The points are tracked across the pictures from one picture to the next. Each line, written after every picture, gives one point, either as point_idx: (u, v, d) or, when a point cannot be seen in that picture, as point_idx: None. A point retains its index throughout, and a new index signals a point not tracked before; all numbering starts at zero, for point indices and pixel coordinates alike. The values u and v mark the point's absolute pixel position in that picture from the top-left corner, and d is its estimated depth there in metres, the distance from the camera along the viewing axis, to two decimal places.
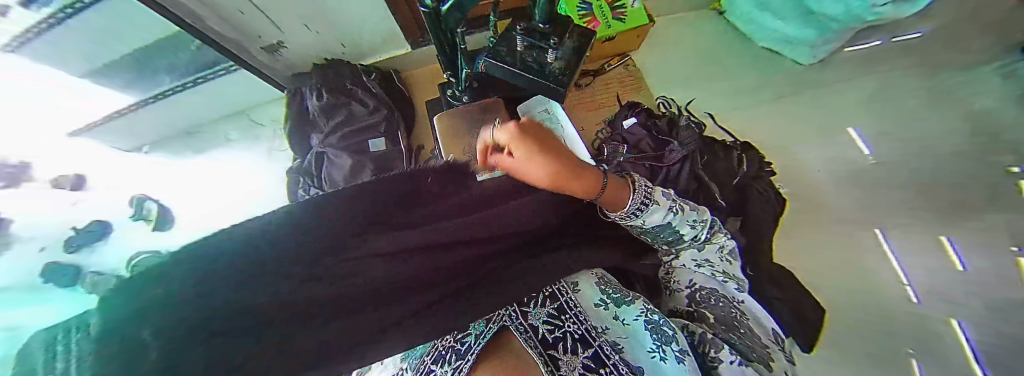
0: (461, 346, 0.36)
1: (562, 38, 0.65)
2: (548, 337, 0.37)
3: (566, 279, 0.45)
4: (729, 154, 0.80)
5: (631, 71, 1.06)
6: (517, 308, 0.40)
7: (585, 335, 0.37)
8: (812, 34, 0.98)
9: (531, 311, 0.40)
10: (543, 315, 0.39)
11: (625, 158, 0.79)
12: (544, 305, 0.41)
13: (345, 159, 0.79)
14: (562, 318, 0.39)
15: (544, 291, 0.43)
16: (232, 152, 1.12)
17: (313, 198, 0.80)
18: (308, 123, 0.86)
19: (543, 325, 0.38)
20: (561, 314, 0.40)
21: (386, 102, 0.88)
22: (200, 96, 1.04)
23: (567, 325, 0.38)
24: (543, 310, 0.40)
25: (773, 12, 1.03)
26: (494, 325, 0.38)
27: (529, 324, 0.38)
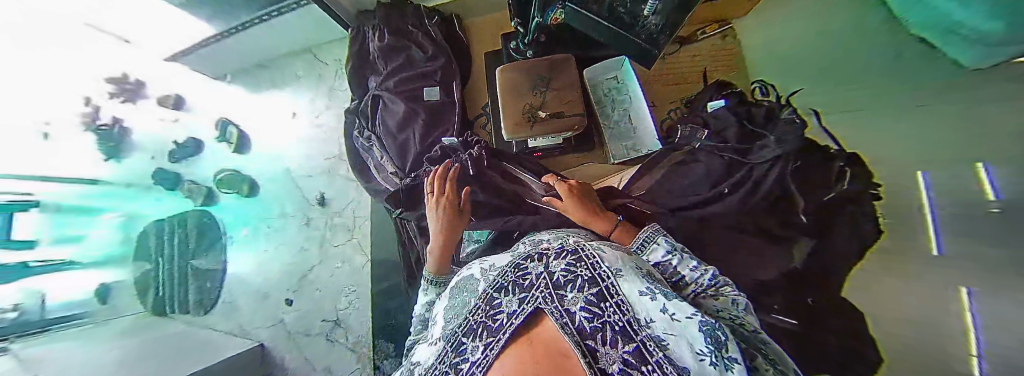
0: (493, 324, 0.27)
1: None
2: (586, 327, 0.23)
3: (606, 257, 0.29)
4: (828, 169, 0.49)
5: (729, 43, 0.83)
6: (549, 290, 0.27)
7: (630, 328, 0.22)
8: None
9: (566, 294, 0.26)
10: (581, 301, 0.25)
11: (698, 146, 0.67)
12: (581, 288, 0.26)
13: (400, 105, 0.78)
14: (602, 305, 0.24)
15: (582, 270, 0.27)
16: (299, 88, 1.22)
17: (366, 142, 0.83)
18: (368, 63, 0.86)
19: (578, 313, 0.24)
20: (601, 301, 0.25)
21: (445, 50, 0.84)
22: (270, 32, 1.10)
23: (608, 315, 0.24)
24: (582, 295, 0.25)
25: None
26: (527, 307, 0.26)
27: (561, 309, 0.25)
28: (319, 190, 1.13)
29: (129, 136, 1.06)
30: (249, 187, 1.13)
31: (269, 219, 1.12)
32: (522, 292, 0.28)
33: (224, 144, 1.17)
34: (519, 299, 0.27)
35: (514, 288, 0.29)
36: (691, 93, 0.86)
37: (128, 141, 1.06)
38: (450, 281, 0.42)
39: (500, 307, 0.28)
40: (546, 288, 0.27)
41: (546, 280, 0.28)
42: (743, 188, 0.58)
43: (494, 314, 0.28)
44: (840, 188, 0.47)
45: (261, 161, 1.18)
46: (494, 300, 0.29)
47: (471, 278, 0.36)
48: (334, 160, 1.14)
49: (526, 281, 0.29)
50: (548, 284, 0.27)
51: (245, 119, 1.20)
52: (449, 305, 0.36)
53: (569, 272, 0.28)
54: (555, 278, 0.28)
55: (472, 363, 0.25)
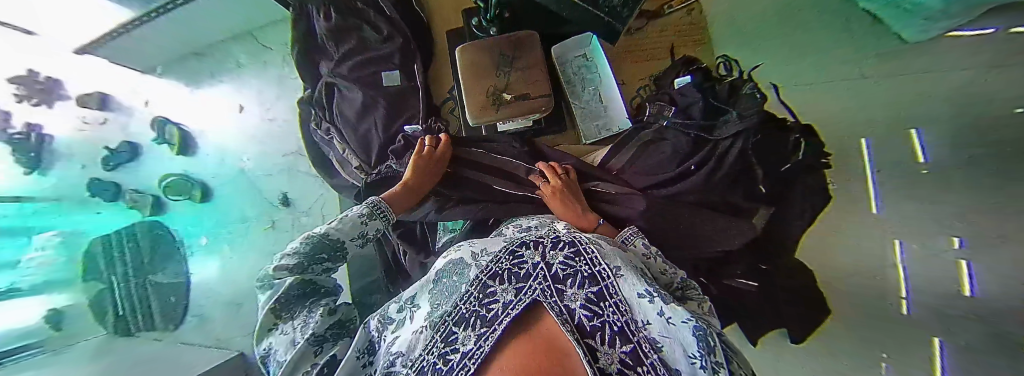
0: (487, 314, 0.25)
1: None
2: (584, 325, 0.23)
3: (608, 256, 0.29)
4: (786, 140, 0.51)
5: (695, 18, 0.81)
6: (548, 283, 0.26)
7: (627, 329, 0.23)
8: None
9: (566, 290, 0.26)
10: (580, 298, 0.25)
11: (670, 123, 0.67)
12: (581, 286, 0.26)
13: (357, 92, 0.72)
14: (601, 304, 0.24)
15: (582, 267, 0.27)
16: (242, 78, 1.10)
17: (325, 135, 0.77)
18: (316, 46, 0.78)
19: (577, 310, 0.24)
20: (601, 300, 0.25)
21: (402, 29, 0.78)
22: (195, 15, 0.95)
23: (607, 314, 0.24)
24: (581, 292, 0.25)
25: None
26: (525, 298, 0.25)
27: (560, 305, 0.24)
28: (280, 190, 1.05)
29: (51, 143, 0.91)
30: (202, 191, 1.04)
31: (229, 225, 1.04)
32: (519, 283, 0.27)
33: (165, 147, 1.06)
34: (516, 289, 0.27)
35: (509, 278, 0.28)
36: (658, 70, 0.85)
37: (51, 150, 0.90)
38: (436, 263, 0.38)
39: (495, 296, 0.27)
40: (544, 281, 0.26)
41: (545, 273, 0.27)
42: (710, 163, 0.60)
43: (487, 303, 0.26)
44: (797, 160, 0.49)
45: (209, 161, 1.07)
46: (487, 288, 0.28)
47: (461, 262, 0.33)
48: (294, 157, 1.05)
49: (523, 271, 0.28)
50: (547, 277, 0.27)
51: (184, 116, 1.08)
52: (433, 290, 0.34)
53: (568, 267, 0.27)
54: (553, 272, 0.27)
55: (463, 354, 0.23)
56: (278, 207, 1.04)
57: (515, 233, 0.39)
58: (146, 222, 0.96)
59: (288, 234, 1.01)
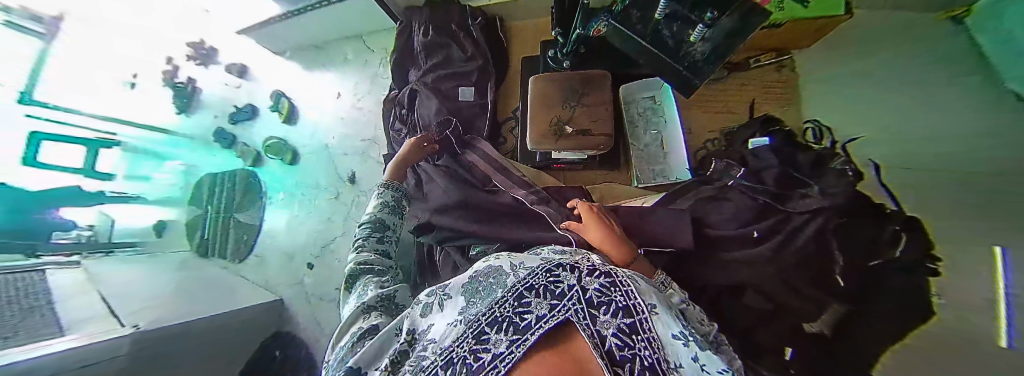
0: (518, 321, 0.23)
1: (724, 9, 0.44)
2: (614, 353, 0.19)
3: (643, 293, 0.26)
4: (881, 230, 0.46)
5: (785, 75, 0.78)
6: (582, 305, 0.23)
7: (661, 371, 0.19)
8: None
9: (598, 315, 0.22)
10: (616, 327, 0.21)
11: (733, 183, 0.62)
12: (612, 314, 0.22)
13: (433, 101, 0.80)
14: (633, 337, 0.21)
15: (617, 297, 0.24)
16: (345, 70, 1.30)
17: (397, 134, 0.88)
18: (410, 58, 0.91)
19: (609, 338, 0.20)
20: (633, 333, 0.21)
21: (483, 52, 0.86)
22: (324, 18, 1.17)
23: (641, 349, 0.20)
24: (616, 320, 0.22)
25: None
26: (556, 311, 0.22)
27: (593, 329, 0.21)
28: (350, 170, 1.18)
29: (198, 95, 1.30)
30: (291, 155, 1.23)
31: (304, 190, 1.20)
32: (554, 299, 0.24)
33: (276, 114, 1.29)
34: (550, 304, 0.24)
35: (544, 292, 0.26)
36: (731, 124, 0.81)
37: (196, 98, 1.30)
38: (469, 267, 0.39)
39: (528, 305, 0.25)
40: (578, 302, 0.23)
41: (580, 294, 0.24)
42: (779, 237, 0.53)
43: (519, 311, 0.25)
44: None
45: (304, 134, 1.27)
46: (522, 297, 0.26)
47: (498, 269, 0.34)
48: (368, 144, 1.19)
49: (559, 288, 0.26)
50: (581, 299, 0.24)
51: (297, 94, 1.31)
52: (467, 287, 0.34)
53: (602, 294, 0.24)
54: (589, 295, 0.24)
55: (494, 355, 0.21)
56: (344, 184, 1.17)
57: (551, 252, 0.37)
58: (246, 171, 1.24)
59: (347, 208, 1.13)
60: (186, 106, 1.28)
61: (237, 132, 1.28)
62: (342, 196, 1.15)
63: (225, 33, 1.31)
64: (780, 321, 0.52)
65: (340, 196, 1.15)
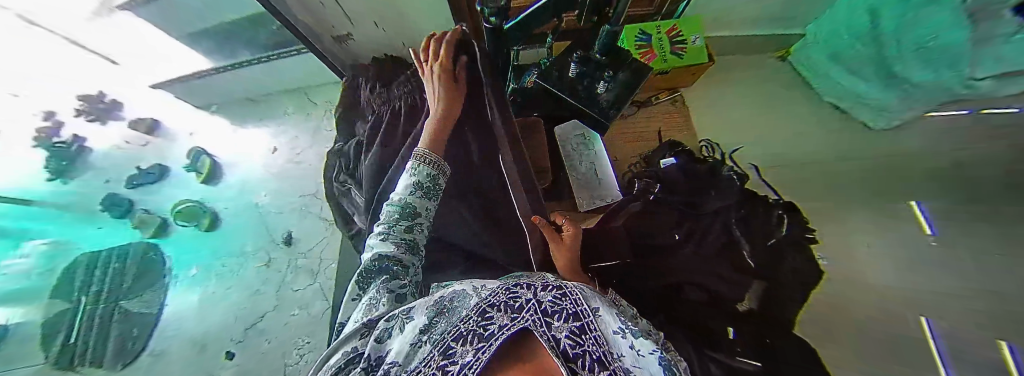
0: (484, 333, 0.25)
1: (617, 70, 0.57)
2: (568, 352, 0.22)
3: (589, 300, 0.31)
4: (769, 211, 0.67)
5: (678, 108, 1.01)
6: (539, 315, 0.26)
7: (605, 359, 0.23)
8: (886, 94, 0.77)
9: (554, 322, 0.26)
10: (567, 329, 0.25)
11: (656, 198, 0.72)
12: (566, 320, 0.26)
13: (381, 151, 0.80)
14: (583, 337, 0.25)
15: (567, 305, 0.29)
16: (283, 124, 1.24)
17: (343, 185, 0.87)
18: (357, 110, 0.94)
19: (563, 339, 0.23)
20: (583, 333, 0.25)
21: (429, 104, 0.92)
22: (260, 72, 1.14)
23: (589, 346, 0.24)
24: (567, 324, 0.26)
25: (846, 65, 0.85)
26: (517, 324, 0.25)
27: (550, 334, 0.24)
28: (286, 229, 1.06)
29: (87, 154, 1.06)
30: (211, 219, 1.06)
31: (227, 259, 1.03)
32: (513, 313, 0.27)
33: (194, 174, 1.13)
34: (512, 316, 0.26)
35: (506, 308, 0.28)
36: (647, 150, 0.96)
37: (81, 160, 1.04)
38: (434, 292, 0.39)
39: (492, 319, 0.27)
40: (536, 313, 0.26)
41: (536, 306, 0.28)
42: (696, 235, 0.65)
43: (484, 324, 0.26)
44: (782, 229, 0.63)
45: (229, 194, 1.12)
46: (486, 313, 0.28)
47: (463, 293, 0.35)
48: (308, 198, 1.11)
49: (517, 303, 0.28)
50: (538, 310, 0.27)
51: (222, 151, 1.19)
52: (431, 305, 0.35)
53: (556, 304, 0.28)
54: (544, 306, 0.28)
55: (462, 365, 0.22)
56: (278, 246, 1.03)
57: (510, 276, 0.41)
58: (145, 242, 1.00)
59: (280, 275, 0.99)
60: (64, 170, 1.00)
61: (138, 198, 1.05)
62: (276, 259, 1.01)
63: (130, 86, 1.16)
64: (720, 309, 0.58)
65: (273, 259, 1.01)
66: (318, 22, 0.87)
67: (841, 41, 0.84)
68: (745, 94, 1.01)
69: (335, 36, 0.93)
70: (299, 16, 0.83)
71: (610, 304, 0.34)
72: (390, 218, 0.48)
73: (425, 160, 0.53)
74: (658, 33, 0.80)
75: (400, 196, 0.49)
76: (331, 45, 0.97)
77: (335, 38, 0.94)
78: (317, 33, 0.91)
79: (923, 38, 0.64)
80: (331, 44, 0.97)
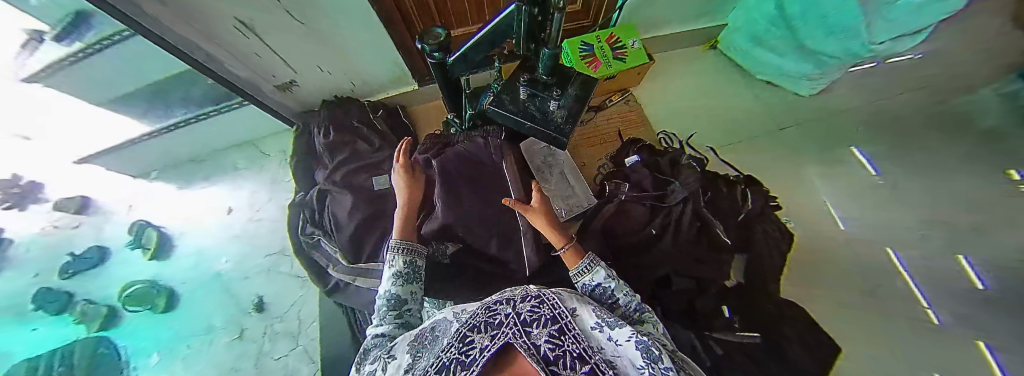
0: (465, 359, 0.30)
1: (565, 87, 0.59)
2: (548, 354, 0.29)
3: (565, 307, 0.40)
4: (734, 189, 0.73)
5: (633, 106, 1.06)
6: (518, 327, 0.33)
7: (583, 353, 0.31)
8: (810, 68, 0.89)
9: (532, 331, 0.33)
10: (545, 335, 0.32)
11: (627, 197, 0.71)
12: (545, 326, 0.34)
13: (347, 196, 0.77)
14: (561, 337, 0.33)
15: (545, 312, 0.37)
16: (237, 180, 1.16)
17: (311, 237, 0.83)
18: (314, 158, 0.92)
19: (544, 344, 0.30)
20: (561, 334, 0.33)
21: (391, 140, 0.90)
22: (202, 130, 1.07)
23: (568, 344, 0.32)
24: (545, 330, 0.33)
25: (771, 47, 0.95)
26: (498, 341, 0.31)
27: (530, 343, 0.31)
28: (256, 293, 0.98)
29: None
30: (167, 297, 0.96)
31: (192, 338, 0.93)
32: (494, 330, 0.33)
33: (138, 251, 1.02)
34: (490, 336, 0.32)
35: (485, 328, 0.34)
36: (611, 151, 0.97)
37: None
38: (421, 324, 0.45)
39: (473, 344, 0.32)
40: (515, 326, 0.33)
41: (517, 319, 0.35)
42: (671, 228, 0.66)
43: (466, 350, 0.31)
44: (748, 207, 0.71)
45: (186, 268, 1.02)
46: (466, 338, 0.34)
47: (444, 324, 0.42)
48: (276, 256, 1.04)
49: (497, 320, 0.35)
50: (517, 323, 0.34)
51: (171, 220, 1.09)
52: (414, 344, 0.40)
53: (534, 313, 0.36)
54: (523, 317, 0.36)
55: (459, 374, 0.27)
56: (250, 312, 0.95)
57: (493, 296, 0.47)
58: (91, 337, 0.86)
59: (257, 344, 0.90)
60: None
61: (75, 287, 0.89)
62: (252, 327, 0.93)
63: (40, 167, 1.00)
64: (707, 291, 0.65)
65: (247, 328, 0.93)
66: (256, 73, 0.82)
67: (760, 26, 0.92)
68: (688, 85, 1.11)
69: (277, 85, 0.89)
70: (237, 70, 0.78)
71: (589, 304, 0.44)
72: (383, 309, 0.48)
73: (399, 248, 0.53)
74: (599, 42, 0.84)
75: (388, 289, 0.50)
76: (274, 95, 0.93)
77: (277, 87, 0.90)
78: (257, 84, 0.86)
79: (824, 18, 0.75)
80: (275, 93, 0.92)
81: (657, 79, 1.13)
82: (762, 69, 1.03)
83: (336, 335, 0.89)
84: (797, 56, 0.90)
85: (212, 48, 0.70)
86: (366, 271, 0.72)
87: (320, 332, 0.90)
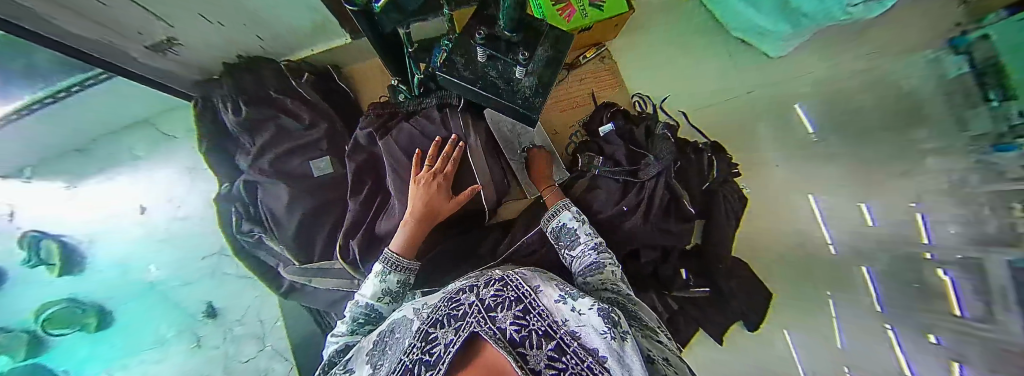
0: (431, 358, 0.27)
1: (533, 48, 0.46)
2: (514, 338, 0.28)
3: (530, 283, 0.37)
4: (702, 157, 0.71)
5: (608, 63, 0.95)
6: (482, 314, 0.31)
7: (548, 331, 0.30)
8: (785, 27, 0.74)
9: (497, 315, 0.31)
10: (510, 317, 0.31)
11: (599, 172, 0.67)
12: (509, 308, 0.32)
13: (281, 188, 0.65)
14: (527, 318, 0.31)
15: (509, 294, 0.35)
16: (142, 173, 0.95)
17: (251, 236, 0.72)
18: (231, 141, 0.75)
19: (509, 327, 0.29)
20: (526, 314, 0.32)
21: (327, 115, 0.75)
22: (67, 116, 0.80)
23: (533, 324, 0.31)
24: (510, 312, 0.32)
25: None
26: (463, 334, 0.29)
27: (496, 328, 0.29)
28: (203, 300, 0.89)
29: None
30: (97, 315, 0.85)
31: (141, 352, 0.86)
32: (458, 321, 0.31)
33: (43, 268, 0.86)
34: (455, 329, 0.30)
35: (449, 321, 0.31)
36: (585, 115, 0.90)
37: None
38: (384, 322, 0.41)
39: (437, 340, 0.29)
40: (479, 313, 0.31)
41: (480, 306, 0.32)
42: (644, 202, 0.62)
43: (429, 348, 0.28)
44: (714, 175, 0.70)
45: (105, 281, 0.88)
46: (428, 334, 0.30)
47: (404, 319, 0.37)
48: (216, 258, 0.91)
49: (460, 311, 0.32)
50: (481, 309, 0.32)
51: (74, 227, 0.90)
52: (370, 353, 0.37)
53: (498, 296, 0.34)
54: (486, 303, 0.33)
55: None
56: (202, 320, 0.88)
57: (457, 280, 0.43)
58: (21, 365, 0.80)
59: (218, 352, 0.86)
60: None
61: None
62: (207, 335, 0.87)
63: None
64: (670, 256, 0.68)
65: (202, 337, 0.86)
66: (109, 29, 0.58)
67: None
68: (670, 30, 0.98)
69: (151, 44, 0.66)
70: (83, 31, 0.56)
71: (556, 279, 0.41)
72: (353, 323, 0.45)
73: (392, 266, 0.46)
74: None
75: (364, 299, 0.45)
76: (151, 58, 0.70)
77: (152, 48, 0.67)
78: (119, 47, 0.64)
79: None
80: (150, 56, 0.69)
81: (637, 26, 1.00)
82: (740, 26, 0.86)
83: (305, 332, 0.85)
84: (774, 11, 0.75)
85: (52, 10, 0.49)
86: (321, 270, 0.66)
87: (287, 332, 0.86)
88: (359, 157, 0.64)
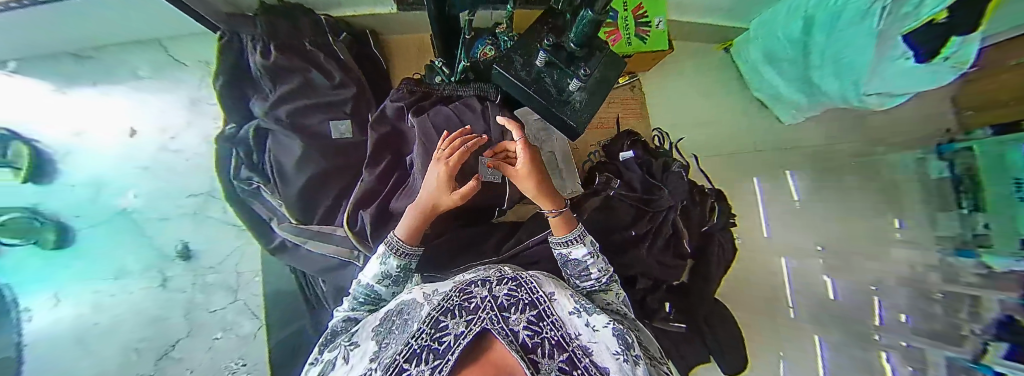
0: (438, 346, 0.28)
1: (592, 64, 0.47)
2: (527, 343, 0.29)
3: (542, 286, 0.37)
4: (704, 202, 0.74)
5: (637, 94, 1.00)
6: (495, 312, 0.31)
7: (562, 341, 0.31)
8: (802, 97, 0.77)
9: (510, 316, 0.31)
10: (524, 320, 0.31)
11: (614, 194, 0.69)
12: (523, 311, 0.32)
13: (295, 142, 0.63)
14: (541, 324, 0.32)
15: (523, 296, 0.34)
16: (140, 93, 0.90)
17: (249, 185, 0.70)
18: (248, 82, 0.73)
19: (522, 332, 0.30)
20: (540, 320, 0.32)
21: (358, 80, 0.73)
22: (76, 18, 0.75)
23: (546, 332, 0.31)
24: (524, 316, 0.32)
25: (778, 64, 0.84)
26: (474, 328, 0.29)
27: (508, 329, 0.30)
28: (178, 238, 0.87)
29: None
30: (58, 234, 0.76)
31: (94, 282, 0.79)
32: (468, 315, 0.30)
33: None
34: (466, 321, 0.30)
35: (461, 312, 0.31)
36: (607, 137, 0.92)
37: None
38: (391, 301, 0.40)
39: (447, 329, 0.29)
40: (492, 310, 0.31)
41: (493, 303, 0.32)
42: (654, 232, 0.66)
43: (438, 337, 0.29)
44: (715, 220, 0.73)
45: (68, 196, 0.79)
46: (438, 322, 0.30)
47: (413, 302, 0.37)
48: (204, 197, 0.91)
49: (472, 303, 0.32)
50: (494, 307, 0.31)
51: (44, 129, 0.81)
52: (379, 329, 0.37)
53: (512, 297, 0.33)
54: (500, 302, 0.32)
55: None
56: (175, 260, 0.86)
57: (464, 274, 0.43)
58: None
59: (184, 295, 0.85)
60: None
61: None
62: (176, 274, 0.85)
63: None
64: (659, 288, 0.71)
65: (169, 275, 0.85)
66: None
67: (777, 41, 0.82)
68: (696, 77, 1.05)
69: None
70: None
71: (565, 288, 0.41)
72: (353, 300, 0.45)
73: (395, 250, 0.46)
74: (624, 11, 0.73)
75: (366, 279, 0.45)
76: None
77: None
78: None
79: (846, 58, 0.65)
80: None
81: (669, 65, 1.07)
82: (760, 87, 0.90)
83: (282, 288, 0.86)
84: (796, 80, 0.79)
85: None
86: (318, 234, 0.64)
87: (264, 292, 0.88)
88: (382, 129, 0.63)
